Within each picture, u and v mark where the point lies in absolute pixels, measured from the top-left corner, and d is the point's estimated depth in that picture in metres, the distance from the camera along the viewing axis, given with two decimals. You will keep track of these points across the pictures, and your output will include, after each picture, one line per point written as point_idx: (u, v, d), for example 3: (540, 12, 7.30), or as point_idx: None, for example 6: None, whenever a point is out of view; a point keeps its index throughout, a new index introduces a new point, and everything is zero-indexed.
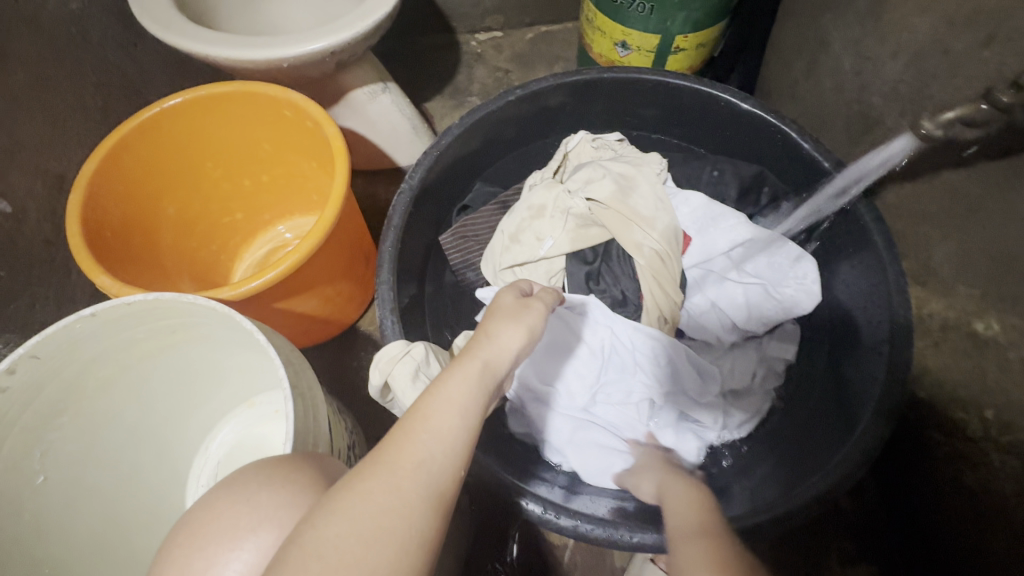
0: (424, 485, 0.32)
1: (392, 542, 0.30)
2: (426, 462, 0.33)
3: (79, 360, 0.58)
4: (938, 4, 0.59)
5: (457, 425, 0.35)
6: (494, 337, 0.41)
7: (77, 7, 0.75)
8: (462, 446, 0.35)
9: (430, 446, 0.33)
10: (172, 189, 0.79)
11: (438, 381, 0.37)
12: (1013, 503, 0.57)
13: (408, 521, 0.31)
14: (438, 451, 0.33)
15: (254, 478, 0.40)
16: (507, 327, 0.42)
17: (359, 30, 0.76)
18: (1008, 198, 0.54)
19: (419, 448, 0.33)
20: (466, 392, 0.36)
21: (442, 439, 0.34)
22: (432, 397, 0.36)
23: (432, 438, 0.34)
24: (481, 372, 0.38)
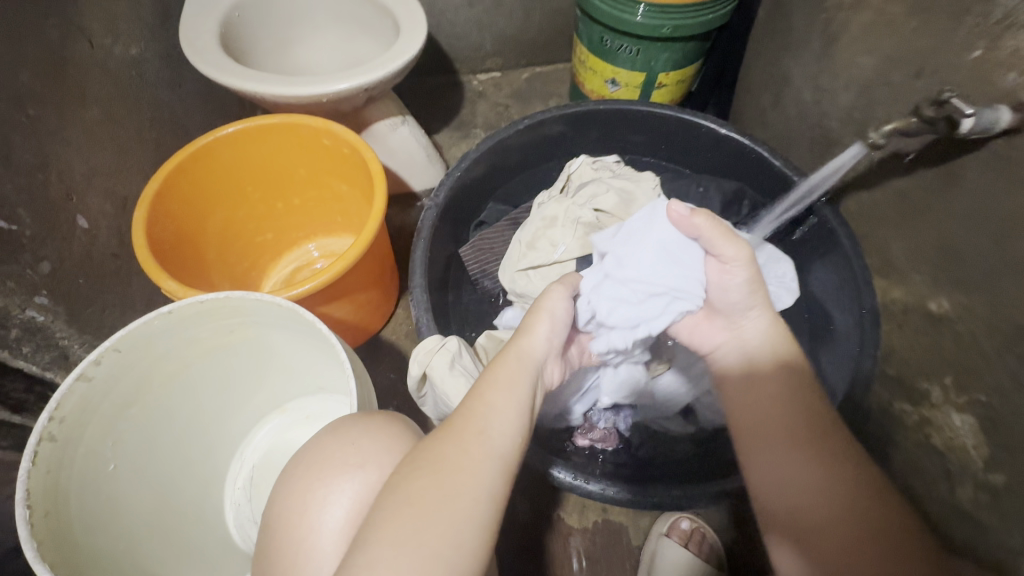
0: (489, 453, 0.44)
1: (472, 487, 0.42)
2: (490, 439, 0.45)
3: (152, 356, 0.65)
4: (880, 45, 0.73)
5: (514, 407, 0.47)
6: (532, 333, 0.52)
7: (137, 53, 0.84)
8: (514, 419, 0.46)
9: (490, 423, 0.45)
10: (216, 211, 0.87)
11: (496, 363, 0.49)
12: (975, 455, 0.66)
13: (475, 474, 0.43)
14: (495, 427, 0.45)
15: (356, 426, 0.52)
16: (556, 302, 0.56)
17: (389, 70, 0.88)
18: (944, 198, 0.67)
19: (484, 420, 0.46)
20: (522, 376, 0.49)
21: (501, 414, 0.46)
22: (495, 376, 0.49)
23: (492, 414, 0.46)
24: (534, 363, 0.51)
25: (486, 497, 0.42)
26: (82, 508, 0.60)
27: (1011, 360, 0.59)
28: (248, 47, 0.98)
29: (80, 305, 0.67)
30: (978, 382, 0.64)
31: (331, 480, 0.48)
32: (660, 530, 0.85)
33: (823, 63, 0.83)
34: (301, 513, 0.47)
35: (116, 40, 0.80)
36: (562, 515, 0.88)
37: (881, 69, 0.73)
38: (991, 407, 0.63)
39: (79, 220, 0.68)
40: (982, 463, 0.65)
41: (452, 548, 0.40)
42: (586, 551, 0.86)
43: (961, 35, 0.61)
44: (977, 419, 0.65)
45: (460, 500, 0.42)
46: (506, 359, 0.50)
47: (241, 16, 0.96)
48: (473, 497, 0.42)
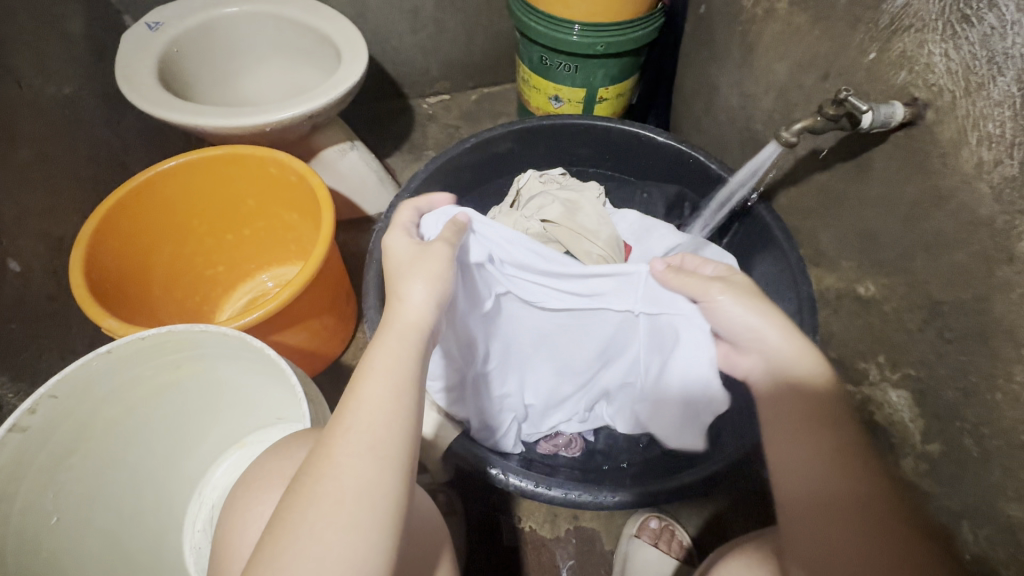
0: (359, 453, 0.41)
1: (343, 489, 0.40)
2: (352, 440, 0.42)
3: (91, 400, 0.63)
4: (791, 52, 0.78)
5: (386, 398, 0.44)
6: (406, 297, 0.50)
7: (70, 92, 0.83)
8: (385, 406, 0.44)
9: (352, 419, 0.43)
10: (159, 245, 0.86)
11: (368, 351, 0.47)
12: (912, 428, 0.70)
13: (350, 480, 0.40)
14: (355, 414, 0.43)
15: (296, 444, 0.53)
16: (413, 285, 0.50)
17: (332, 97, 0.89)
18: (860, 188, 0.72)
19: (349, 415, 0.43)
20: (392, 359, 0.46)
21: (370, 405, 0.43)
22: (363, 364, 0.46)
23: (358, 408, 0.43)
24: (406, 336, 0.48)
25: (351, 497, 0.40)
26: (23, 562, 0.57)
27: (933, 332, 0.64)
28: (188, 81, 0.97)
29: (14, 352, 0.65)
30: (906, 359, 0.69)
31: (270, 498, 0.48)
32: (630, 531, 0.86)
33: (744, 71, 0.89)
34: (241, 534, 0.48)
35: (46, 80, 0.79)
36: (536, 528, 0.88)
37: (793, 74, 0.79)
38: (921, 380, 0.67)
39: (11, 264, 0.66)
40: (920, 435, 0.69)
41: (336, 560, 0.38)
42: (560, 560, 0.86)
43: (857, 40, 0.67)
44: (910, 394, 0.69)
45: (321, 510, 0.39)
46: (380, 339, 0.48)
47: (180, 51, 0.95)
48: (339, 506, 0.39)
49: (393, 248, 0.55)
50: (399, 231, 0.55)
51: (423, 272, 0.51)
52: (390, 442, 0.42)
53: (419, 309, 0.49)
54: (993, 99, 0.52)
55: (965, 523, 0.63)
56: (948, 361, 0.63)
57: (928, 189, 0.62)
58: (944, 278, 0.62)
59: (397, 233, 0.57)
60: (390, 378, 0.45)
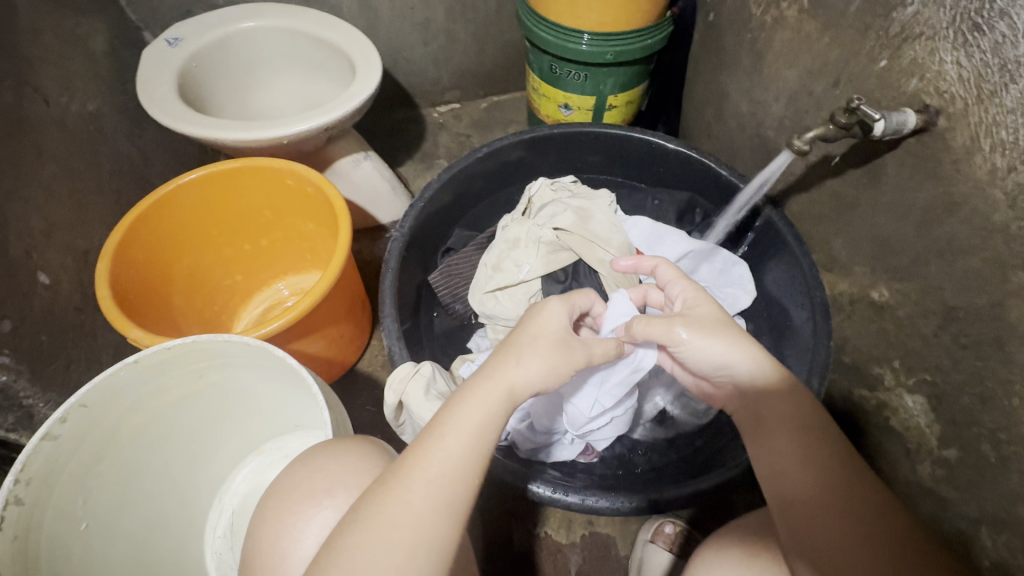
0: (432, 501, 0.44)
1: (414, 533, 0.43)
2: (434, 491, 0.45)
3: (118, 410, 0.64)
4: (801, 60, 0.79)
5: (463, 452, 0.46)
6: (521, 363, 0.51)
7: (94, 108, 0.86)
8: (465, 460, 0.46)
9: (437, 471, 0.45)
10: (180, 257, 0.88)
11: (457, 400, 0.49)
12: (929, 434, 0.70)
13: (422, 528, 0.43)
14: (440, 467, 0.45)
15: (324, 452, 0.52)
16: (533, 358, 0.51)
17: (347, 109, 0.90)
18: (872, 194, 0.72)
19: (433, 464, 0.45)
20: (478, 414, 0.48)
21: (452, 457, 0.46)
22: (453, 416, 0.48)
23: (441, 459, 0.46)
24: (502, 398, 0.49)
25: (424, 545, 0.43)
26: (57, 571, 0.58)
27: (947, 337, 0.64)
28: (206, 95, 1.00)
29: (44, 362, 0.67)
30: (922, 365, 0.69)
31: (298, 507, 0.48)
32: (645, 537, 0.86)
33: (754, 78, 0.90)
34: (272, 541, 0.48)
35: (72, 97, 0.81)
36: (551, 534, 0.89)
37: (803, 81, 0.79)
38: (937, 386, 0.67)
39: (41, 277, 0.68)
40: (937, 440, 0.69)
41: None
42: (576, 565, 0.86)
43: (867, 48, 0.68)
44: (926, 400, 0.69)
45: (392, 550, 0.42)
46: (478, 389, 0.49)
47: (198, 66, 0.98)
48: (411, 552, 0.42)
49: (551, 319, 0.55)
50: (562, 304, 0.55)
51: (547, 350, 0.52)
52: (459, 497, 0.45)
53: (524, 378, 0.50)
54: (1006, 106, 0.52)
55: (983, 529, 0.63)
56: (963, 367, 0.63)
57: (941, 195, 0.62)
58: (958, 283, 0.62)
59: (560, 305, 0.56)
60: (471, 433, 0.47)
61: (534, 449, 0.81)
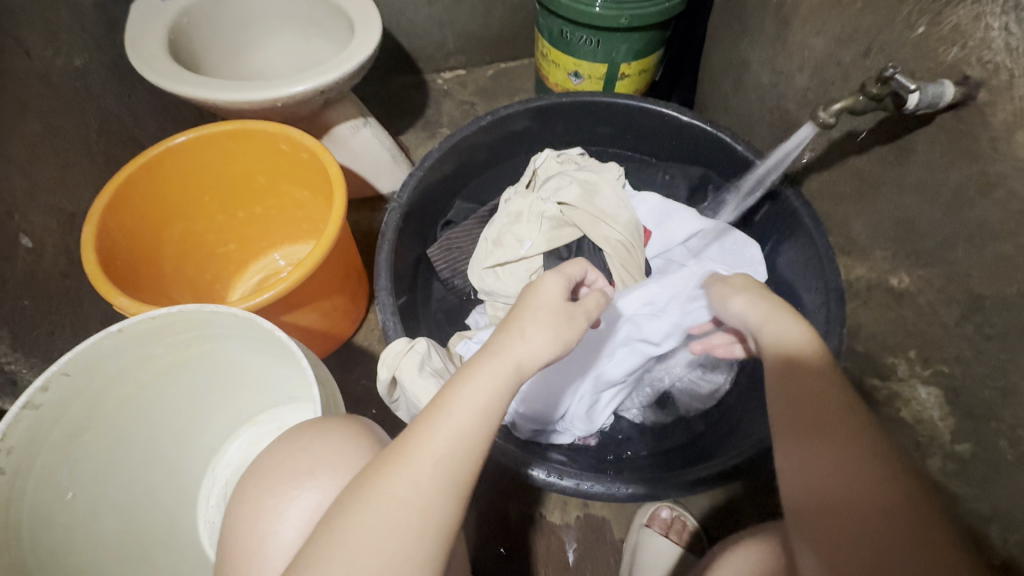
0: (434, 482, 0.42)
1: (419, 517, 0.41)
2: (442, 471, 0.43)
3: (103, 378, 0.62)
4: (830, 25, 0.73)
5: (467, 430, 0.45)
6: (526, 337, 0.49)
7: (80, 63, 0.82)
8: (471, 441, 0.44)
9: (444, 451, 0.43)
10: (172, 223, 0.85)
11: (460, 378, 0.47)
12: (941, 427, 0.67)
13: (427, 510, 0.41)
14: (447, 447, 0.43)
15: (310, 431, 0.50)
16: (537, 330, 0.50)
17: (344, 71, 0.86)
18: (899, 173, 0.68)
19: (437, 445, 0.43)
20: (483, 391, 0.46)
21: (459, 436, 0.44)
22: (457, 393, 0.46)
23: (448, 439, 0.44)
24: (507, 373, 0.47)
25: (431, 529, 0.41)
26: (41, 539, 0.58)
27: (970, 328, 0.61)
28: (200, 52, 0.95)
29: (28, 328, 0.65)
30: (939, 355, 0.66)
31: (280, 489, 0.46)
32: (642, 522, 0.85)
33: (778, 46, 0.84)
34: (252, 524, 0.46)
35: (56, 52, 0.78)
36: (545, 514, 0.88)
37: (831, 49, 0.74)
38: (954, 378, 0.64)
39: (22, 240, 0.66)
40: (950, 434, 0.66)
41: None
42: (570, 546, 0.85)
43: (905, 12, 0.62)
44: (941, 392, 0.66)
45: (395, 534, 0.40)
46: (483, 366, 0.47)
47: (191, 21, 0.93)
48: (417, 534, 0.40)
49: (542, 291, 0.53)
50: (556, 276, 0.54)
51: (547, 322, 0.51)
52: (463, 477, 0.43)
53: (532, 353, 0.49)
54: None
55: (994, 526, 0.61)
56: (985, 359, 0.60)
57: (974, 175, 0.58)
58: (987, 270, 0.58)
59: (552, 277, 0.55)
60: (477, 411, 0.45)
61: (534, 431, 0.79)
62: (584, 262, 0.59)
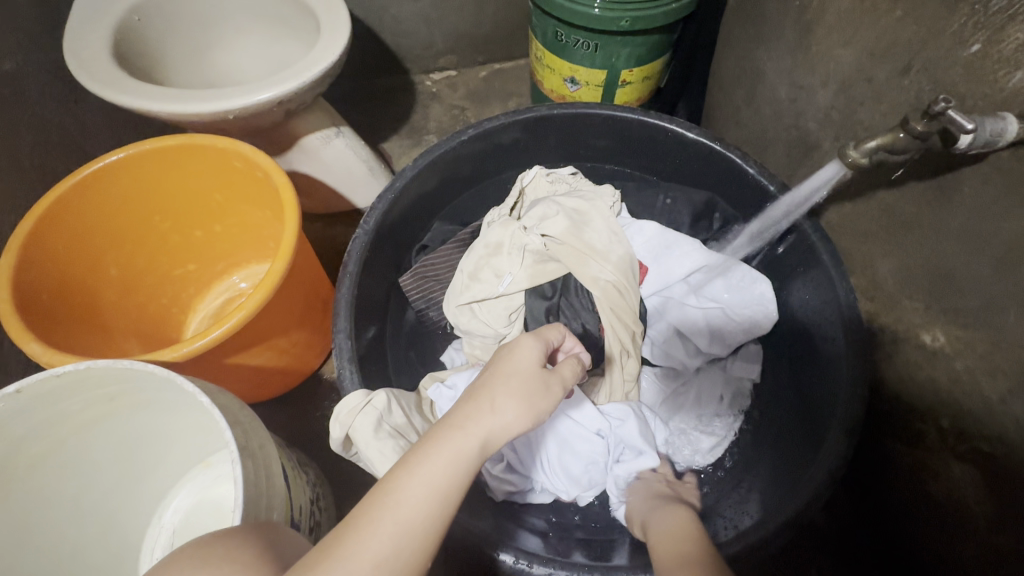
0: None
1: None
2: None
3: (7, 440, 0.54)
4: (860, 37, 0.63)
5: (418, 526, 0.35)
6: (497, 411, 0.41)
7: (9, 68, 0.73)
8: (420, 540, 0.35)
9: (387, 553, 0.34)
10: (115, 246, 0.77)
11: (415, 457, 0.38)
12: (977, 512, 0.58)
13: None
14: (390, 551, 0.34)
15: (189, 559, 0.36)
16: (513, 403, 0.41)
17: (305, 79, 0.76)
18: (938, 215, 0.57)
19: (379, 545, 0.34)
20: (440, 478, 0.37)
21: (407, 534, 0.35)
22: (410, 475, 0.37)
23: (394, 538, 0.34)
24: (471, 455, 0.39)
25: None
26: None
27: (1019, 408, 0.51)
28: (155, 55, 0.87)
29: None
30: (978, 430, 0.56)
31: None
32: None
33: (798, 57, 0.74)
34: None
35: None
36: None
37: (861, 64, 0.63)
38: (996, 460, 0.55)
39: None
40: (986, 521, 0.57)
41: None
42: None
43: (954, 26, 0.51)
44: (979, 473, 0.57)
45: None
46: (443, 442, 0.38)
47: (143, 20, 0.85)
48: None
49: (523, 354, 0.45)
50: (535, 337, 0.45)
51: (522, 391, 0.42)
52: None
53: (504, 427, 0.41)
54: None
55: None
56: None
57: None
58: None
59: (533, 342, 0.46)
60: (434, 502, 0.36)
61: (509, 492, 0.70)
62: (563, 326, 0.51)
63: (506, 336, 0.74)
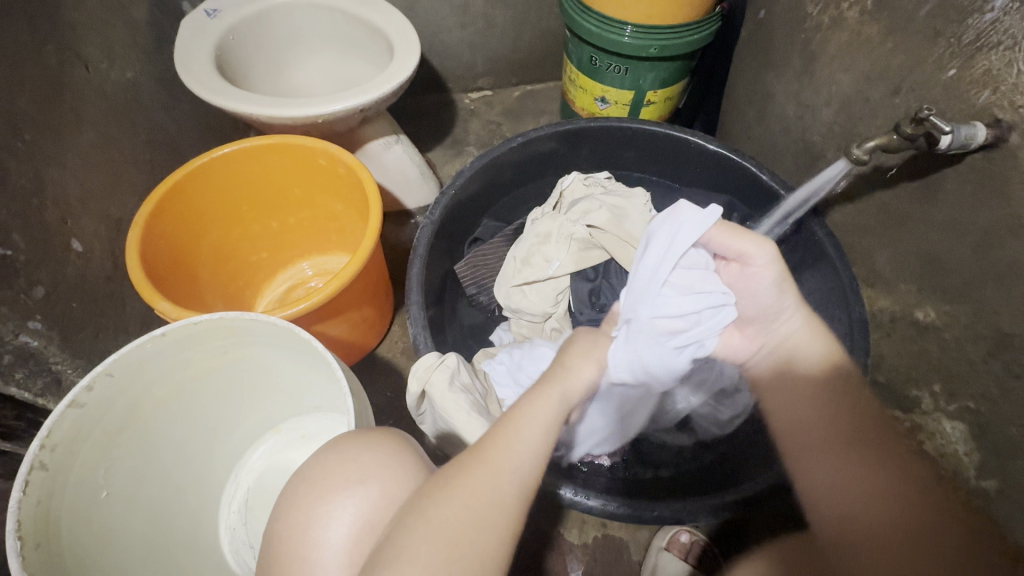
0: (509, 492, 0.45)
1: (495, 517, 0.43)
2: (517, 480, 0.46)
3: (145, 379, 0.64)
4: (858, 64, 0.75)
5: (537, 445, 0.48)
6: (570, 368, 0.57)
7: (132, 76, 0.85)
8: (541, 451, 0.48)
9: (517, 461, 0.47)
10: (210, 230, 0.88)
11: (526, 402, 0.51)
12: (966, 460, 0.67)
13: (501, 511, 0.44)
14: (522, 462, 0.47)
15: (356, 444, 0.52)
16: (580, 362, 0.58)
17: (382, 91, 0.89)
18: (926, 208, 0.69)
19: (514, 455, 0.47)
20: (547, 416, 0.50)
21: (530, 450, 0.48)
22: (525, 413, 0.50)
23: (520, 451, 0.47)
24: (560, 398, 0.53)
25: (504, 530, 0.43)
26: (78, 538, 0.59)
27: (998, 366, 0.61)
28: (243, 69, 0.99)
29: (74, 330, 0.68)
30: (964, 389, 0.66)
31: (340, 497, 0.48)
32: (659, 544, 0.85)
33: (804, 80, 0.86)
34: (303, 529, 0.47)
35: (111, 64, 0.81)
36: (565, 533, 0.88)
37: (860, 86, 0.76)
38: (980, 414, 0.64)
39: (73, 243, 0.69)
40: (976, 469, 0.66)
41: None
42: (587, 567, 0.85)
43: (936, 55, 0.64)
44: (967, 426, 0.66)
45: (474, 532, 0.42)
46: (546, 393, 0.53)
47: (235, 39, 0.97)
48: (494, 532, 0.43)
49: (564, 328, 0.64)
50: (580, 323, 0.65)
51: (580, 350, 0.60)
52: (521, 506, 0.45)
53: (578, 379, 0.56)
54: None
55: None
56: (1013, 398, 0.60)
57: (1003, 216, 0.59)
58: (1016, 309, 0.59)
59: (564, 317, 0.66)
60: (543, 427, 0.50)
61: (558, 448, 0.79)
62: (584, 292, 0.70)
63: (552, 313, 0.86)
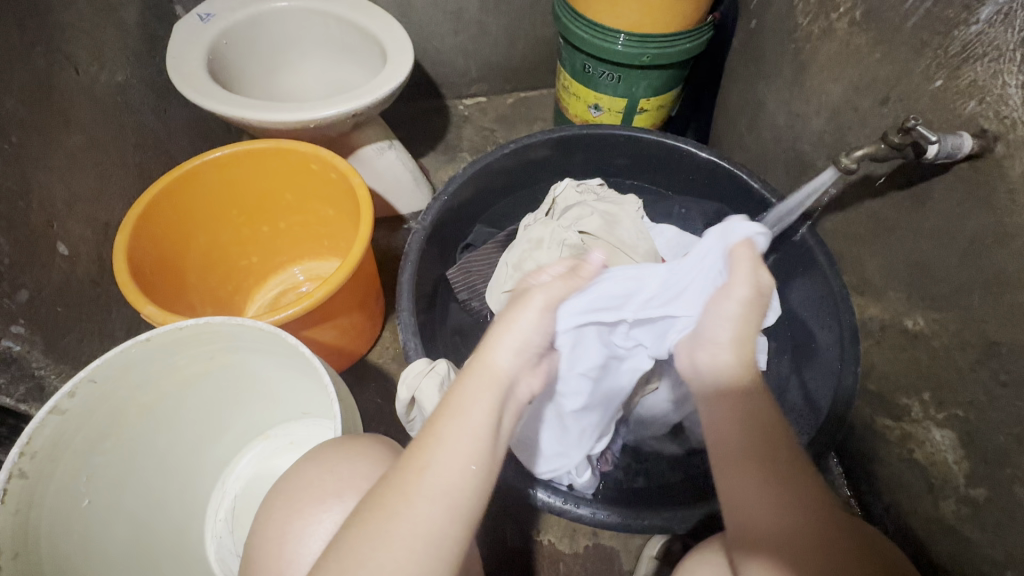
0: (425, 502, 0.42)
1: (410, 526, 0.41)
2: (432, 484, 0.43)
3: (127, 386, 0.64)
4: (848, 74, 0.76)
5: (465, 440, 0.44)
6: (499, 349, 0.48)
7: (122, 80, 0.85)
8: (468, 439, 0.44)
9: (434, 463, 0.43)
10: (199, 235, 0.87)
11: (456, 390, 0.47)
12: (957, 470, 0.67)
13: (416, 520, 0.42)
14: (443, 465, 0.43)
15: (337, 454, 0.52)
16: (520, 316, 0.49)
17: (374, 96, 0.88)
18: (915, 217, 0.69)
19: (433, 455, 0.44)
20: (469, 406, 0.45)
21: (457, 447, 0.44)
22: (448, 405, 0.46)
23: (440, 450, 0.44)
24: (489, 383, 0.47)
25: (423, 541, 0.41)
26: (56, 548, 0.58)
27: (986, 374, 0.62)
28: (235, 73, 0.99)
29: (57, 334, 0.67)
30: (954, 398, 0.66)
31: (314, 508, 0.48)
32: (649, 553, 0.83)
33: (795, 90, 0.87)
34: (280, 543, 0.47)
35: (101, 67, 0.80)
36: (555, 541, 0.87)
37: (848, 96, 0.76)
38: (969, 422, 0.65)
39: (60, 247, 0.68)
40: (965, 477, 0.66)
41: None
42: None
43: (923, 66, 0.65)
44: (956, 434, 0.67)
45: (391, 545, 0.41)
46: (468, 383, 0.47)
47: (228, 43, 0.97)
48: (407, 548, 0.40)
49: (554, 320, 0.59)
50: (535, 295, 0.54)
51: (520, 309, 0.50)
52: (449, 528, 0.42)
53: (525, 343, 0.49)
54: None
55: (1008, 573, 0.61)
56: (1000, 406, 0.60)
57: (990, 225, 0.59)
58: (1003, 317, 0.59)
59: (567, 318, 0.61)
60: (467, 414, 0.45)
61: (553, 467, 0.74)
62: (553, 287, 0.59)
63: None
